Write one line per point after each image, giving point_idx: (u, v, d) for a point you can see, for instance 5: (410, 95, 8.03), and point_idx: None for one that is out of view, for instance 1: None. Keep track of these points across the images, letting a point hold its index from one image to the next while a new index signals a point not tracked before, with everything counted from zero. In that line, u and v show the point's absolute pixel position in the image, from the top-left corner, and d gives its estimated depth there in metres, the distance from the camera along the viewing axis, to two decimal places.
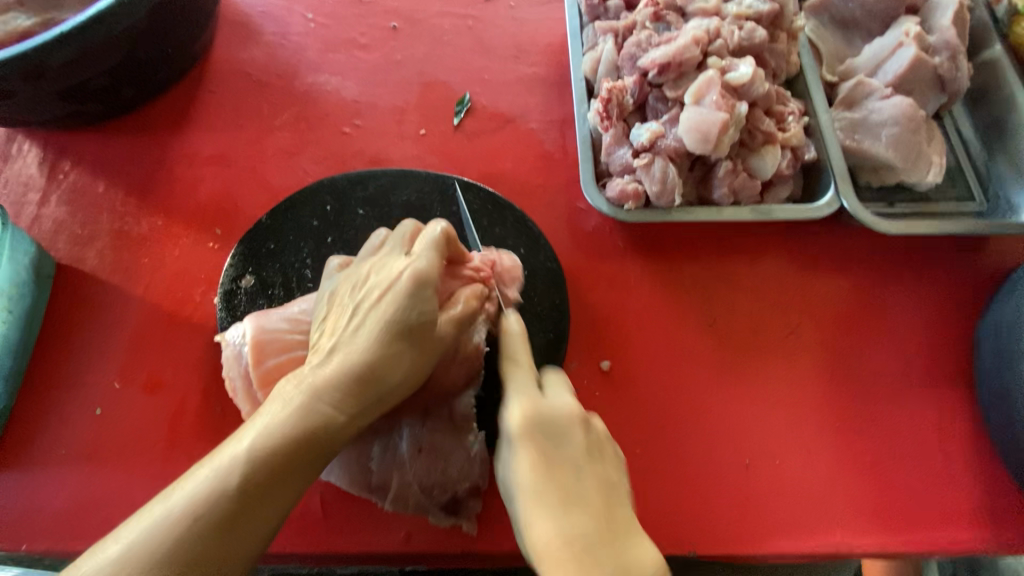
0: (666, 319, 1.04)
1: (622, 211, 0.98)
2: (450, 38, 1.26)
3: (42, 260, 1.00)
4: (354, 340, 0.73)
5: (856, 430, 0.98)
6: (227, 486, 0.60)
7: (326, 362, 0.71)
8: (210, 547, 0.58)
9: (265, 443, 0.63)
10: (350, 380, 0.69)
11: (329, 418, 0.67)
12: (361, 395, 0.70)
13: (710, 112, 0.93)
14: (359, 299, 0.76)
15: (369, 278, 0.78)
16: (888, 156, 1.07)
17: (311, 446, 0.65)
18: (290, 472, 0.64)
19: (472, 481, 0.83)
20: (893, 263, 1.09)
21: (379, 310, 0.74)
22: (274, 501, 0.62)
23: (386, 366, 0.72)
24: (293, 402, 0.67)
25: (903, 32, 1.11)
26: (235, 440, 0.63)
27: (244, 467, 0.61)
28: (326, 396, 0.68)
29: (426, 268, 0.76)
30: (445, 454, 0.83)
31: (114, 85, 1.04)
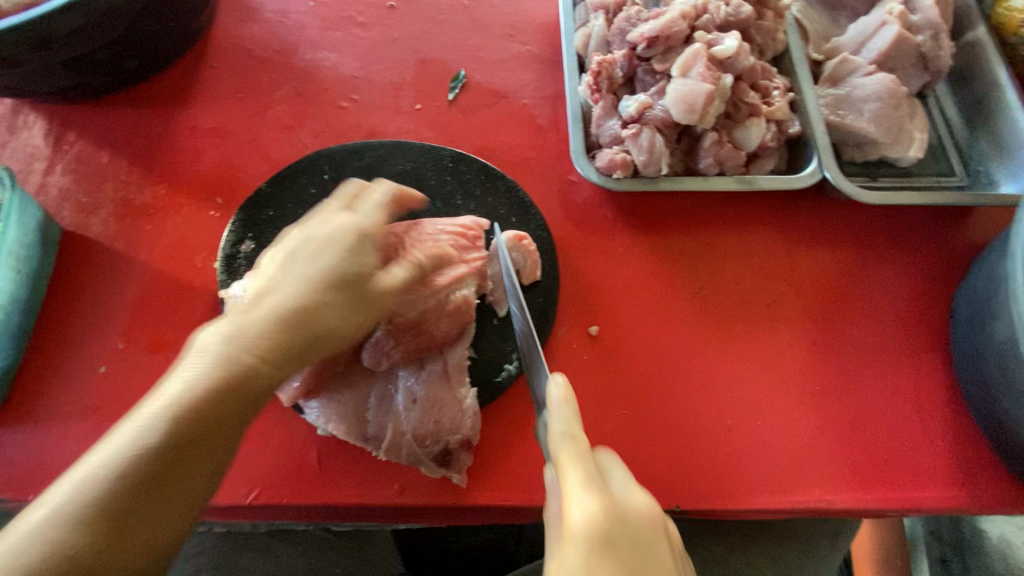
0: (654, 287, 1.08)
1: (611, 180, 1.01)
2: (446, 17, 1.29)
3: (49, 226, 1.03)
4: (285, 287, 0.71)
5: (837, 394, 1.01)
6: (149, 438, 0.59)
7: (253, 309, 0.69)
8: (137, 500, 0.58)
9: (187, 393, 0.61)
10: (277, 326, 0.67)
11: (253, 365, 0.65)
12: (291, 339, 0.68)
13: (695, 83, 0.95)
14: (290, 252, 0.75)
15: (305, 228, 0.77)
16: (871, 131, 1.10)
17: (236, 395, 0.64)
18: (212, 425, 0.62)
19: (464, 433, 0.86)
20: (876, 235, 1.12)
21: (308, 262, 0.73)
22: (201, 452, 0.61)
23: (318, 313, 0.70)
24: (214, 351, 0.64)
25: (886, 11, 1.14)
26: (157, 395, 0.62)
27: (166, 419, 0.60)
28: (250, 342, 0.66)
29: (370, 225, 0.78)
30: (438, 404, 0.87)
31: (117, 58, 1.07)
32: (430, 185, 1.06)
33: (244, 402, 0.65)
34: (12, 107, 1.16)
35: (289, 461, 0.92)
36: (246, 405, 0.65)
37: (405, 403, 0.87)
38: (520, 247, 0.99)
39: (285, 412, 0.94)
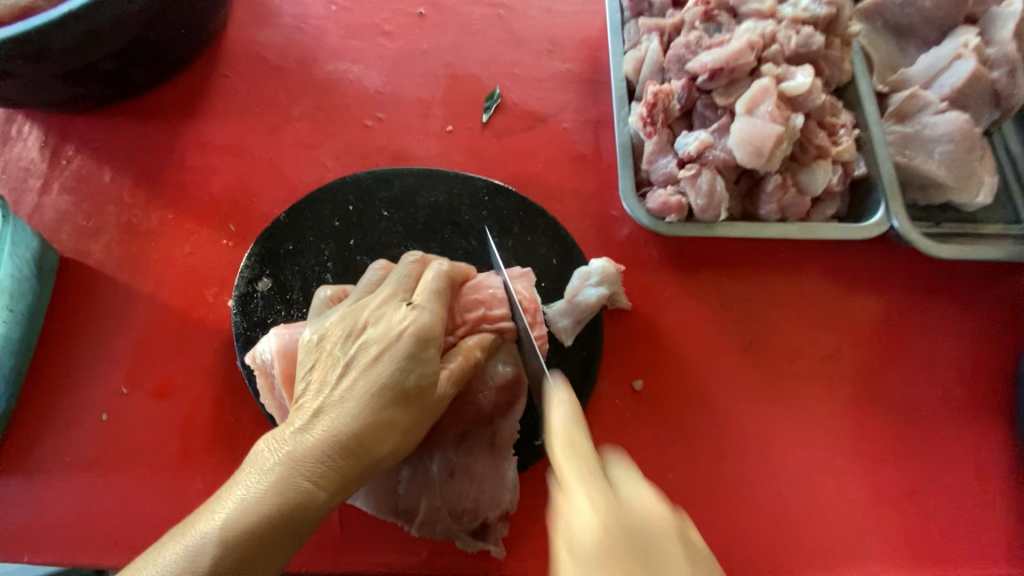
0: (702, 338, 1.00)
1: (663, 224, 0.93)
2: (480, 28, 1.19)
3: (45, 253, 0.94)
4: (343, 403, 0.66)
5: (894, 460, 0.95)
6: (195, 572, 0.55)
7: (311, 427, 0.64)
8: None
9: (239, 525, 0.57)
10: (336, 455, 0.63)
11: (308, 497, 0.61)
12: (347, 469, 0.64)
13: (764, 124, 0.87)
14: (351, 354, 0.68)
15: (366, 323, 0.70)
16: (940, 174, 1.02)
17: (288, 529, 0.60)
18: (267, 554, 0.59)
19: (504, 506, 0.79)
20: (937, 287, 1.05)
21: (371, 372, 0.67)
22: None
23: (377, 438, 0.65)
24: (270, 474, 0.61)
25: (962, 43, 1.05)
26: (209, 516, 0.58)
27: (215, 550, 0.56)
28: (309, 469, 0.62)
29: (430, 324, 0.70)
30: (476, 477, 0.80)
31: (123, 68, 0.97)
32: (465, 220, 0.98)
33: (295, 534, 0.61)
34: (6, 115, 1.06)
35: None
36: (296, 536, 0.61)
37: (443, 476, 0.80)
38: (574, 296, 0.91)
39: None
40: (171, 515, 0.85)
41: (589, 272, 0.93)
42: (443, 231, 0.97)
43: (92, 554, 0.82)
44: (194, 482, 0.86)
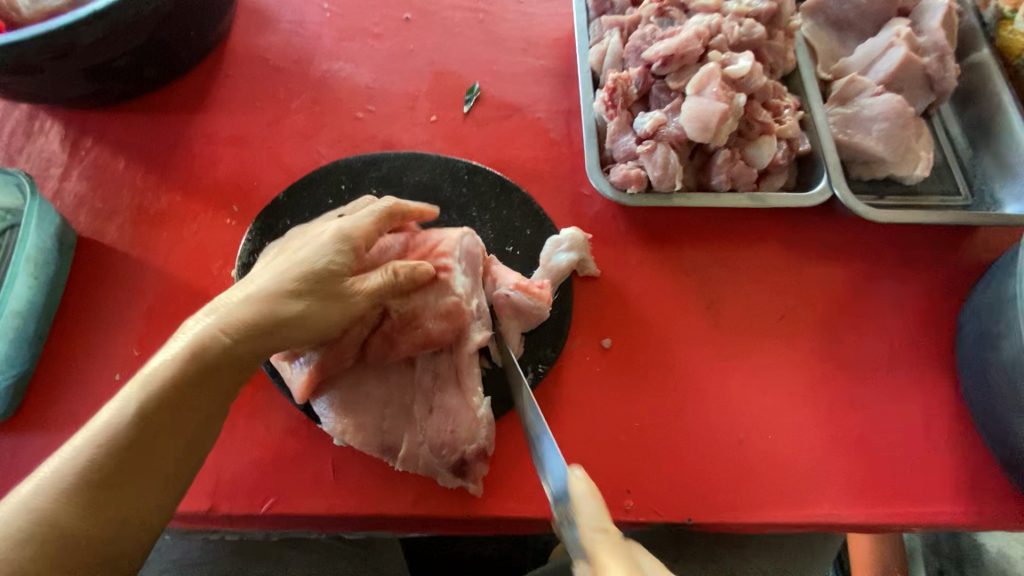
0: (665, 300, 1.09)
1: (625, 195, 1.03)
2: (461, 30, 1.31)
3: (66, 232, 1.03)
4: (262, 277, 0.78)
5: (845, 409, 1.03)
6: (123, 402, 0.67)
7: (235, 296, 0.77)
8: (109, 465, 0.65)
9: (162, 368, 0.69)
10: (246, 313, 0.74)
11: (219, 347, 0.72)
12: (255, 326, 0.74)
13: (710, 103, 0.98)
14: (288, 247, 0.83)
15: (302, 234, 0.86)
16: (878, 149, 1.12)
17: (201, 371, 0.71)
18: (185, 391, 0.70)
19: (479, 442, 0.87)
20: (883, 254, 1.14)
21: (294, 254, 0.80)
22: (170, 428, 0.69)
23: (282, 300, 0.76)
24: (190, 333, 0.73)
25: (893, 33, 1.16)
26: (141, 373, 0.70)
27: (141, 391, 0.68)
28: (219, 323, 0.73)
29: (350, 226, 0.83)
30: (453, 414, 0.88)
31: (137, 66, 1.08)
32: (446, 196, 1.08)
33: (208, 382, 0.72)
34: (29, 112, 1.17)
35: (303, 470, 0.93)
36: (215, 385, 0.72)
37: (421, 413, 0.89)
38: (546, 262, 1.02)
39: (302, 420, 0.95)
40: None
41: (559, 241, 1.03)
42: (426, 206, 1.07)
43: None
44: None
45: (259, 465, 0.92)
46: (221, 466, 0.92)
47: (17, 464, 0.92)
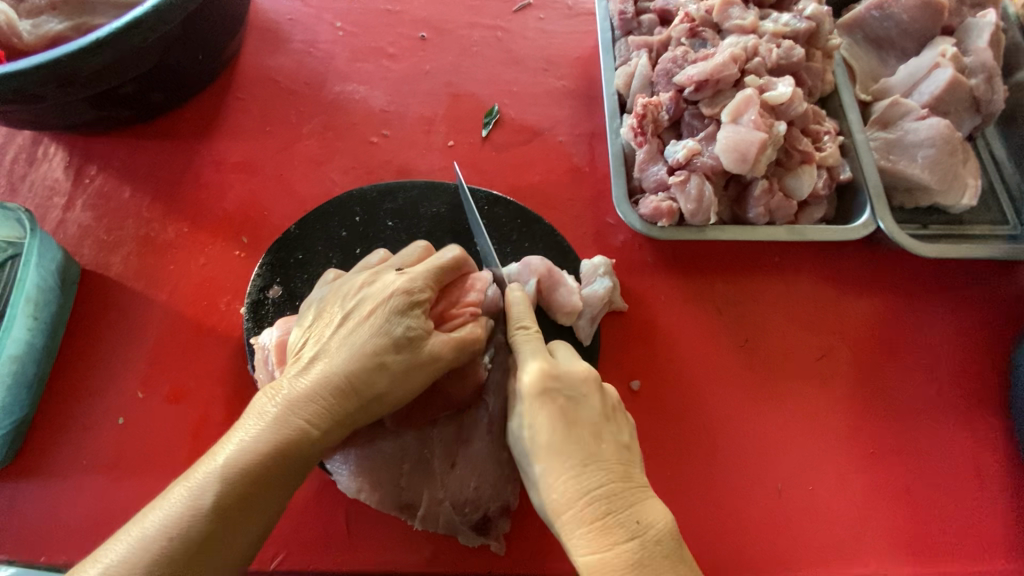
0: (698, 338, 1.03)
1: (655, 228, 0.97)
2: (479, 49, 1.25)
3: (68, 265, 0.99)
4: (338, 350, 0.71)
5: (891, 458, 0.96)
6: (201, 505, 0.59)
7: (309, 372, 0.69)
8: (182, 570, 0.57)
9: (239, 463, 0.62)
10: (330, 393, 0.68)
11: (303, 435, 0.66)
12: (339, 409, 0.69)
13: (748, 131, 0.91)
14: (348, 308, 0.74)
15: (353, 289, 0.77)
16: (924, 178, 1.05)
17: (286, 465, 0.65)
18: (268, 487, 0.63)
19: (504, 499, 0.83)
20: (928, 288, 1.07)
21: (366, 321, 0.72)
22: (244, 526, 0.61)
23: (369, 378, 0.70)
24: (268, 416, 0.66)
25: (938, 53, 1.10)
26: (211, 458, 0.63)
27: (217, 485, 0.60)
28: (301, 409, 0.67)
29: (420, 287, 0.75)
30: (478, 470, 0.82)
31: (143, 91, 1.04)
32: (465, 228, 1.02)
33: (293, 472, 0.66)
34: (32, 137, 1.12)
35: (314, 523, 0.87)
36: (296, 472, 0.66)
37: (442, 469, 0.82)
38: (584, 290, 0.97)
39: (313, 469, 0.90)
40: None
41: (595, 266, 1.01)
42: (444, 238, 1.01)
43: None
44: None
45: None
46: None
47: (15, 516, 0.87)
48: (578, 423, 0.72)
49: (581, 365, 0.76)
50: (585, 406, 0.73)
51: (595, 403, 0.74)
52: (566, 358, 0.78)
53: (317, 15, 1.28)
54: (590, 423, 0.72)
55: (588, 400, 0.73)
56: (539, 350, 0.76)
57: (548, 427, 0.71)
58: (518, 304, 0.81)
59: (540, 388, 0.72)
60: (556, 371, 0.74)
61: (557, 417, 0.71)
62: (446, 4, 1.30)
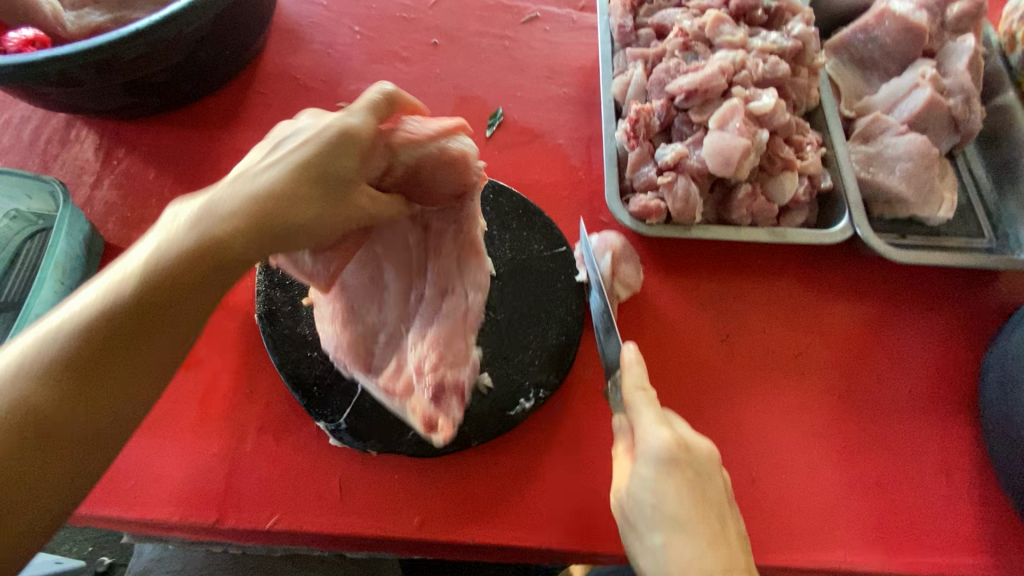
0: (682, 331, 1.08)
1: (644, 225, 1.03)
2: (487, 56, 1.33)
3: (95, 238, 1.06)
4: (216, 216, 0.65)
5: (861, 453, 1.01)
6: (108, 302, 0.59)
7: (235, 183, 0.69)
8: (23, 420, 0.54)
9: (152, 262, 0.61)
10: (191, 250, 0.63)
11: (162, 296, 0.61)
12: (257, 228, 0.67)
13: (732, 138, 0.98)
14: (277, 142, 0.73)
15: (284, 130, 0.76)
16: (901, 189, 1.11)
17: (197, 261, 0.63)
18: (174, 291, 0.61)
19: (461, 377, 0.91)
20: (904, 294, 1.12)
21: (288, 156, 0.71)
22: (93, 390, 0.57)
23: (292, 207, 0.69)
24: (129, 276, 0.60)
25: (918, 74, 1.16)
26: (64, 311, 0.59)
27: (68, 338, 0.57)
28: (223, 218, 0.65)
29: (358, 123, 0.76)
30: (444, 344, 0.92)
31: (174, 81, 1.12)
32: None
33: (150, 332, 0.60)
34: (67, 121, 1.21)
35: (310, 487, 0.92)
36: (174, 320, 0.61)
37: (417, 364, 0.92)
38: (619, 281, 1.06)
39: (312, 436, 0.96)
40: (188, 473, 0.92)
41: (624, 258, 1.06)
42: None
43: (110, 505, 0.90)
44: (207, 444, 0.94)
45: (266, 481, 0.92)
46: (230, 478, 0.92)
47: None
48: (701, 494, 0.76)
49: (704, 440, 0.79)
50: (711, 485, 0.77)
51: (717, 481, 0.78)
52: (682, 426, 0.81)
53: (337, 18, 1.36)
54: (699, 461, 0.77)
55: (708, 468, 0.77)
56: (666, 422, 0.78)
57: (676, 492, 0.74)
58: (636, 361, 0.81)
59: (672, 459, 0.75)
60: (684, 443, 0.77)
61: (690, 491, 0.75)
62: (459, 13, 1.38)
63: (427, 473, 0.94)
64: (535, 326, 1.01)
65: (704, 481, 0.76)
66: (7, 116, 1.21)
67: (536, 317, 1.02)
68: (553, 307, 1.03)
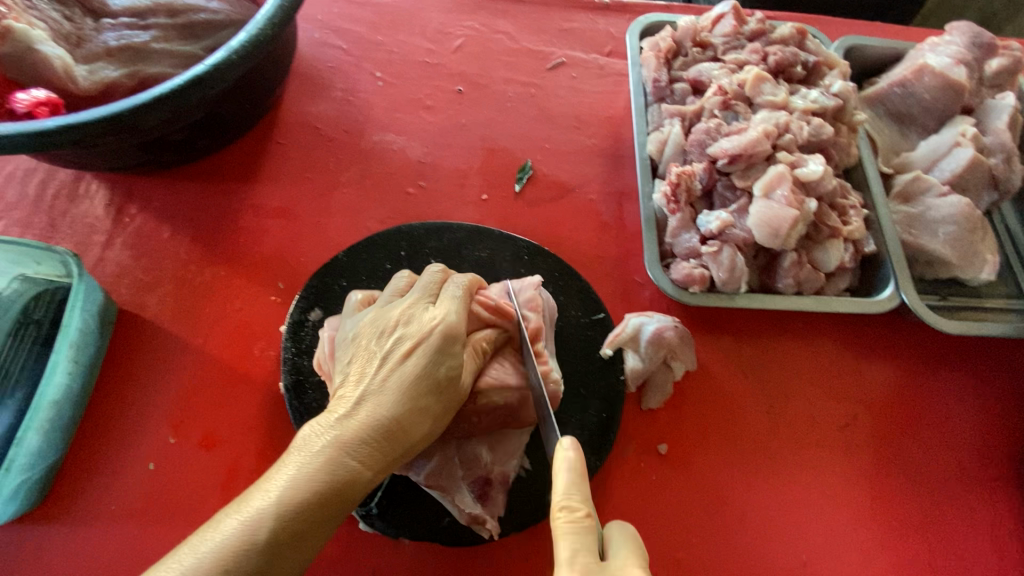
0: (724, 401, 1.03)
1: (687, 293, 0.99)
2: (514, 105, 1.29)
3: (108, 307, 1.00)
4: (382, 393, 0.73)
5: (913, 532, 0.98)
6: (254, 541, 0.61)
7: (357, 413, 0.71)
8: None
9: (293, 499, 0.63)
10: (378, 437, 0.71)
11: (356, 476, 0.68)
12: (387, 452, 0.71)
13: (780, 207, 0.95)
14: (388, 346, 0.76)
15: (391, 323, 0.78)
16: (945, 253, 1.08)
17: (337, 497, 0.66)
18: (315, 525, 0.65)
19: (507, 469, 0.87)
20: (946, 360, 1.10)
21: (405, 368, 0.75)
22: (292, 556, 0.63)
23: (413, 422, 0.73)
24: (320, 456, 0.67)
25: (959, 132, 1.14)
26: (263, 492, 0.64)
27: (273, 522, 0.62)
28: (355, 451, 0.69)
29: (457, 322, 0.78)
30: (494, 437, 0.88)
31: (191, 138, 1.06)
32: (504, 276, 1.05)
33: (339, 511, 0.67)
34: (75, 175, 1.14)
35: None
36: (317, 535, 0.65)
37: (463, 456, 0.87)
38: (672, 351, 1.00)
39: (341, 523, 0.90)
40: None
41: (677, 330, 1.00)
42: None
43: None
44: None
45: None
46: None
47: (41, 560, 0.87)
48: (580, 497, 0.67)
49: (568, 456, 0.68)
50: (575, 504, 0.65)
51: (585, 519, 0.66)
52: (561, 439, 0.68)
53: (358, 63, 1.31)
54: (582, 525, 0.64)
55: None
56: None
57: (565, 494, 0.67)
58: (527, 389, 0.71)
59: (571, 453, 0.68)
60: (577, 449, 0.69)
61: (574, 481, 0.67)
62: (483, 58, 1.34)
63: (463, 561, 0.89)
64: (574, 399, 0.97)
65: (586, 481, 0.68)
66: (11, 168, 1.14)
67: (576, 391, 0.97)
68: (594, 379, 0.99)
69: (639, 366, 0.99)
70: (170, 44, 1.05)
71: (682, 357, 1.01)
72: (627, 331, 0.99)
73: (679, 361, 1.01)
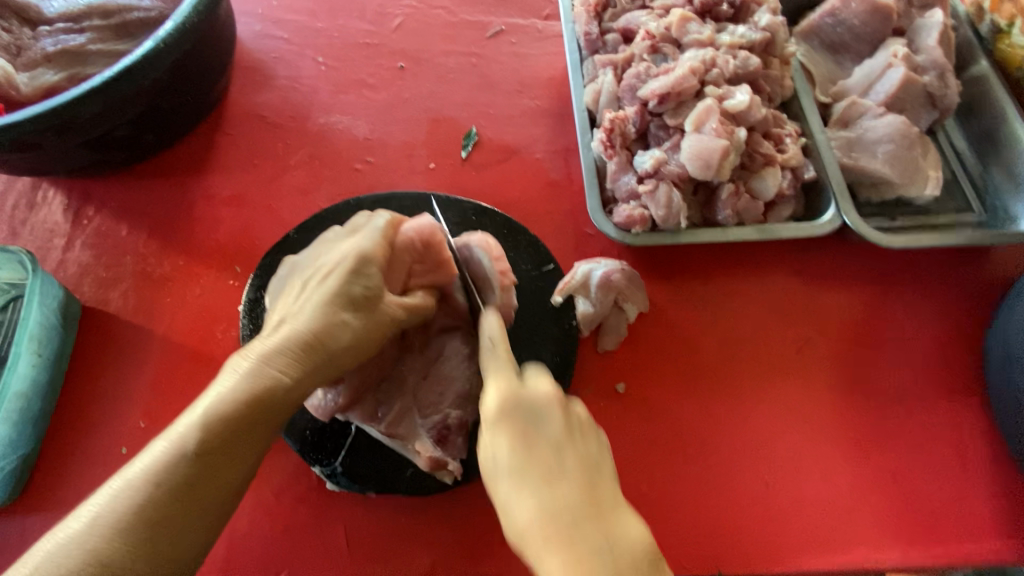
0: (678, 336, 1.05)
1: (630, 235, 1.00)
2: (455, 75, 1.31)
3: (70, 302, 1.03)
4: (298, 312, 0.76)
5: (874, 444, 0.99)
6: (183, 450, 0.64)
7: (274, 331, 0.74)
8: (171, 507, 0.62)
9: (215, 410, 0.66)
10: (295, 347, 0.72)
11: (276, 383, 0.70)
12: (306, 362, 0.73)
13: (710, 139, 0.97)
14: (308, 275, 0.80)
15: (314, 262, 0.82)
16: (886, 172, 1.09)
17: (261, 405, 0.68)
18: (244, 431, 0.67)
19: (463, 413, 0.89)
20: (898, 277, 1.11)
21: (320, 286, 0.77)
22: (227, 461, 0.66)
23: (331, 333, 0.75)
24: (240, 372, 0.69)
25: (891, 54, 1.15)
26: (189, 412, 0.67)
27: (198, 432, 0.64)
28: (271, 361, 0.71)
29: (369, 246, 0.81)
30: (447, 377, 0.90)
31: (136, 134, 1.09)
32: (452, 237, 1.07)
33: (269, 418, 0.70)
34: (31, 183, 1.17)
35: (313, 539, 0.89)
36: (248, 440, 0.67)
37: (421, 405, 0.89)
38: (622, 293, 1.03)
39: (310, 487, 0.92)
40: None
41: (625, 272, 1.02)
42: None
43: None
44: None
45: (267, 538, 0.89)
46: (231, 537, 0.89)
47: (25, 547, 0.90)
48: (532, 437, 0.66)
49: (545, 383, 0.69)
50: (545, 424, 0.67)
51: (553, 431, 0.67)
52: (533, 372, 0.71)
53: (300, 51, 1.34)
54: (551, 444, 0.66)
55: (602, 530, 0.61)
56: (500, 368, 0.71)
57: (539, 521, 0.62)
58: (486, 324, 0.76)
59: (518, 469, 0.64)
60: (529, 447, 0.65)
61: (543, 503, 0.62)
62: (423, 34, 1.36)
63: (432, 512, 0.91)
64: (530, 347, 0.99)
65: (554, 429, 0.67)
66: None
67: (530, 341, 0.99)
68: (549, 326, 1.01)
69: (591, 311, 1.01)
70: (107, 44, 1.07)
71: (633, 297, 1.04)
72: (577, 278, 1.01)
73: (631, 301, 1.04)
